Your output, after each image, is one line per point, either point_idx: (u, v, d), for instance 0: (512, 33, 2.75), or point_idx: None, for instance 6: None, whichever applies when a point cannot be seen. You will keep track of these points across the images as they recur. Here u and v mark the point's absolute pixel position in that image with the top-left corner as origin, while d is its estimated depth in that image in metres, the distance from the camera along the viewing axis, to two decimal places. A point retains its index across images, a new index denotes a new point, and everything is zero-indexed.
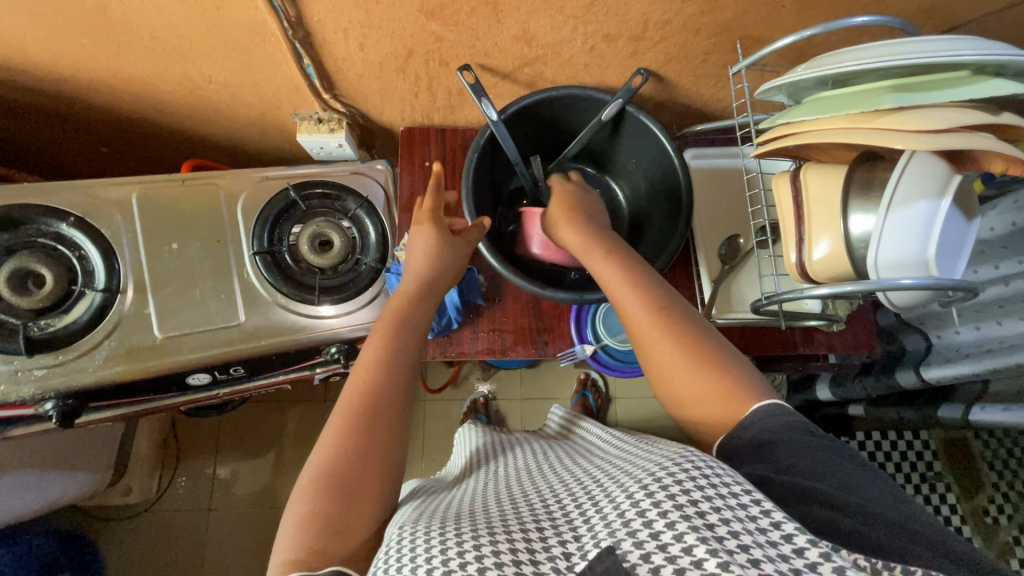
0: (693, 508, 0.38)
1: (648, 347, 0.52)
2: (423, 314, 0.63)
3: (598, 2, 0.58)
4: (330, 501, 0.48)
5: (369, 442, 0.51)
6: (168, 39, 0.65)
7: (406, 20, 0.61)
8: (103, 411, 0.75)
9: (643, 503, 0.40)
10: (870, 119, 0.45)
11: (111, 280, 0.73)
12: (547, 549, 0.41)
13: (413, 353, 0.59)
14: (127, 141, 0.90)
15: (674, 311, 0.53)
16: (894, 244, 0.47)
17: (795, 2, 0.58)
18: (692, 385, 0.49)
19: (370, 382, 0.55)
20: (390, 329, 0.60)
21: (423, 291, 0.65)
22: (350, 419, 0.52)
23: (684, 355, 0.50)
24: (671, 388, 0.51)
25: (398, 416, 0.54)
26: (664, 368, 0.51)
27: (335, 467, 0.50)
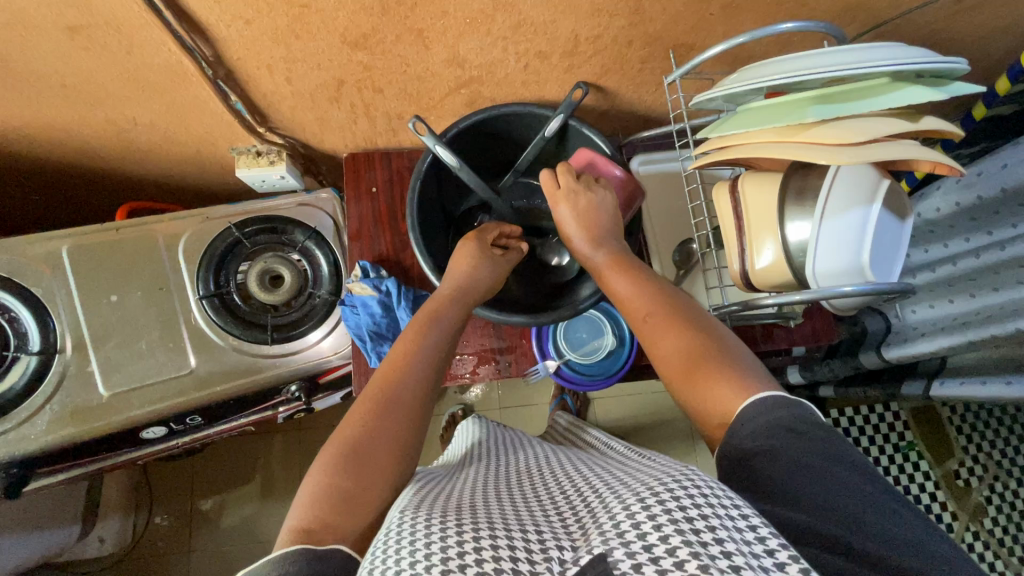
0: (687, 522, 0.35)
1: (652, 346, 0.53)
2: (454, 318, 0.63)
3: (525, 22, 0.57)
4: (346, 477, 0.47)
5: (388, 430, 0.51)
6: (81, 85, 0.61)
7: (330, 52, 0.59)
8: (59, 475, 0.72)
9: (638, 514, 0.37)
10: (796, 132, 0.45)
11: (48, 341, 0.70)
12: (545, 550, 0.38)
13: (444, 360, 0.60)
14: (55, 189, 0.85)
15: (687, 313, 0.53)
16: (829, 252, 0.47)
17: (721, 10, 0.57)
18: (697, 385, 0.48)
19: (397, 375, 0.56)
20: (422, 326, 0.61)
21: (455, 296, 0.65)
22: (375, 407, 0.53)
23: (689, 354, 0.50)
24: (678, 390, 0.50)
25: (420, 415, 0.54)
26: (669, 368, 0.51)
27: (355, 445, 0.50)
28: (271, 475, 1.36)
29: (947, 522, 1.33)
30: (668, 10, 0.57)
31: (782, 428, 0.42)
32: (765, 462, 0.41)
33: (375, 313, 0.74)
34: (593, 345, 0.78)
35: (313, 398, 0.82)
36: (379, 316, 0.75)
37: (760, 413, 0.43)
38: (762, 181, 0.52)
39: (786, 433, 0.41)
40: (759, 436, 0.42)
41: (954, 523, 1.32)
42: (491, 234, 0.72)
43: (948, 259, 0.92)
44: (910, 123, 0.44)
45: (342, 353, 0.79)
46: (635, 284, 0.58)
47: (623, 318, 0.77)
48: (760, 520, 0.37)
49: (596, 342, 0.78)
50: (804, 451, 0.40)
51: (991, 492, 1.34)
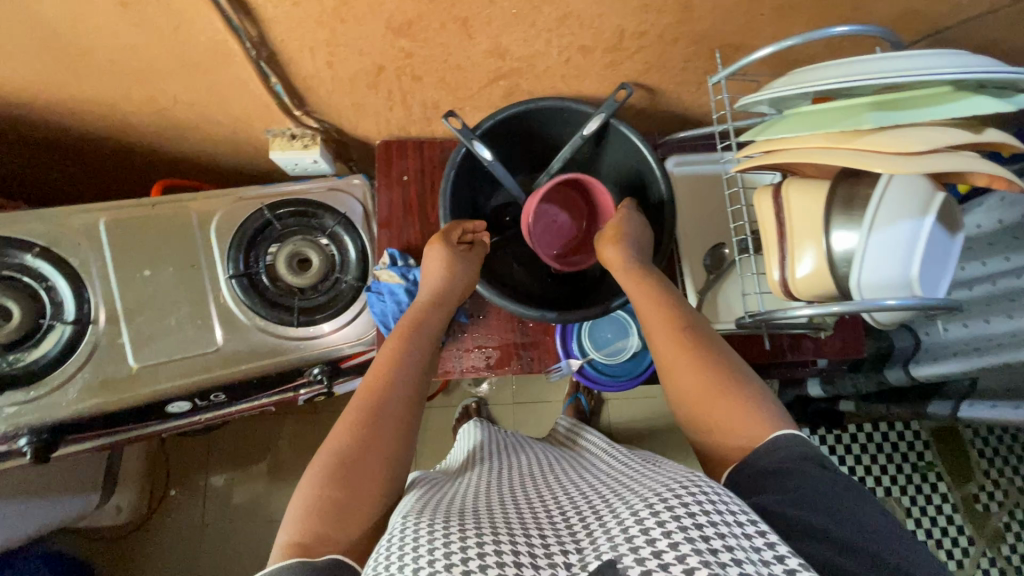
0: (696, 529, 0.35)
1: (667, 361, 0.54)
2: (432, 322, 0.64)
3: (572, 14, 0.56)
4: (336, 486, 0.47)
5: (379, 433, 0.52)
6: (127, 61, 0.62)
7: (374, 37, 0.59)
8: (87, 443, 0.74)
9: (646, 519, 0.36)
10: (851, 139, 0.44)
11: (82, 311, 0.71)
12: (548, 555, 0.37)
13: (427, 362, 0.61)
14: (93, 162, 0.87)
15: (695, 334, 0.55)
16: (876, 265, 0.46)
17: (773, 11, 0.56)
18: (716, 409, 0.50)
19: (384, 378, 0.56)
20: (405, 334, 0.62)
21: (432, 302, 0.66)
22: (363, 415, 0.53)
23: (708, 379, 0.51)
24: (693, 409, 0.51)
25: (410, 416, 0.55)
26: (685, 389, 0.52)
27: (347, 454, 0.50)
28: (284, 456, 1.38)
29: (964, 546, 1.30)
30: (718, 7, 0.55)
31: (805, 458, 0.44)
32: (789, 481, 0.43)
33: (401, 301, 0.75)
34: (617, 346, 0.77)
35: (334, 382, 0.82)
36: (404, 304, 0.75)
37: (783, 445, 0.45)
38: (807, 188, 0.51)
39: (808, 462, 0.44)
40: (785, 459, 0.44)
41: (970, 547, 1.29)
42: (457, 232, 0.69)
43: (986, 278, 0.89)
44: (970, 134, 0.43)
45: (364, 339, 0.79)
46: (653, 302, 0.58)
47: None
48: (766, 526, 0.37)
49: (620, 343, 0.78)
50: (820, 479, 0.43)
51: (1010, 519, 1.31)
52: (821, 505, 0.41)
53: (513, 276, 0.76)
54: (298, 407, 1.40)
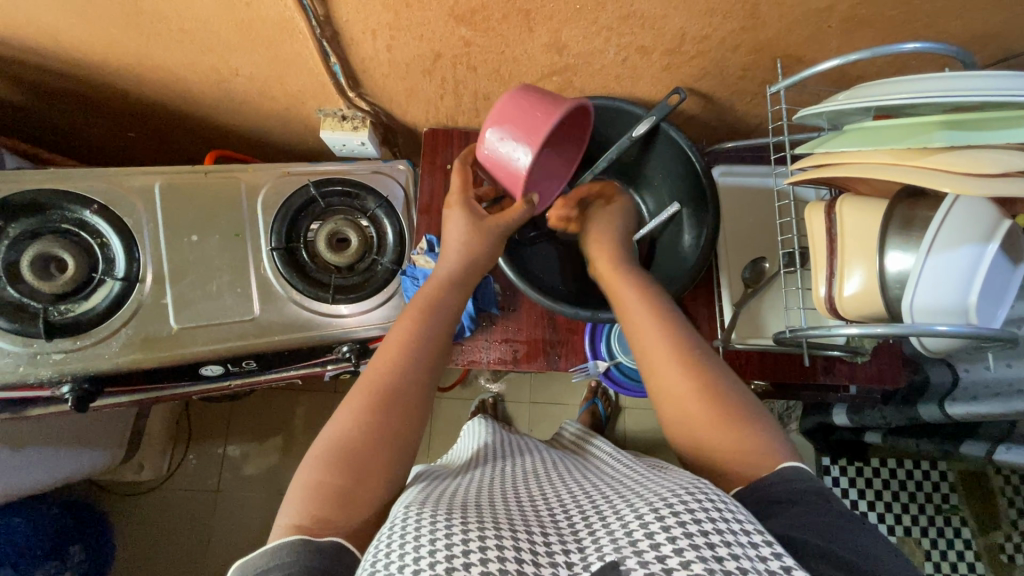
0: (702, 537, 0.35)
1: (660, 378, 0.52)
2: (451, 304, 0.62)
3: (635, 14, 0.56)
4: (336, 470, 0.46)
5: (385, 422, 0.50)
6: (196, 31, 0.64)
7: (436, 24, 0.60)
8: (122, 397, 0.76)
9: (651, 524, 0.36)
10: (918, 156, 0.43)
11: (130, 269, 0.74)
12: (550, 554, 0.37)
13: (442, 350, 0.58)
14: (153, 128, 0.90)
15: (694, 351, 0.52)
16: (931, 288, 0.44)
17: (841, 24, 0.55)
18: (716, 433, 0.47)
19: (391, 365, 0.54)
20: (421, 315, 0.59)
21: (452, 284, 0.63)
22: (370, 400, 0.51)
23: (710, 403, 0.48)
24: (692, 432, 0.48)
25: (420, 406, 0.53)
26: (683, 408, 0.49)
27: (348, 441, 0.48)
28: (302, 431, 1.40)
29: None
30: (785, 17, 0.55)
31: (809, 489, 0.42)
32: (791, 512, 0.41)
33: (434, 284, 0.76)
34: None
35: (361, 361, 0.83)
36: None
37: (790, 477, 0.43)
38: (864, 208, 0.50)
39: (812, 493, 0.42)
40: (793, 490, 0.42)
41: None
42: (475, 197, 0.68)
43: None
44: None
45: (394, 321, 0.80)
46: (647, 318, 0.56)
47: None
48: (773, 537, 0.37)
49: None
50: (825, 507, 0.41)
51: None
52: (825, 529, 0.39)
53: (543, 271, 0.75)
54: (319, 385, 1.42)
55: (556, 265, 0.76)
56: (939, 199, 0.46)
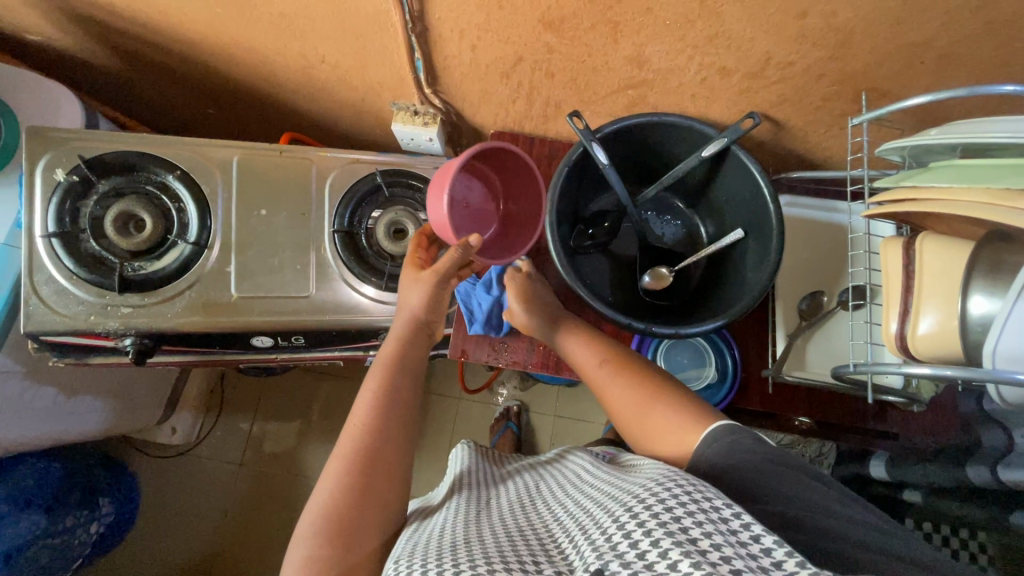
0: (676, 525, 0.36)
1: (602, 389, 0.61)
2: (410, 358, 0.65)
3: (723, 34, 0.56)
4: (326, 543, 0.49)
5: (369, 485, 0.53)
6: (295, 17, 0.68)
7: (523, 28, 0.61)
8: (179, 356, 0.80)
9: (629, 527, 0.38)
10: (1015, 198, 0.41)
11: (201, 235, 0.77)
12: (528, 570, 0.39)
13: (409, 402, 0.61)
14: (234, 105, 0.94)
15: (612, 363, 0.62)
16: (1019, 337, 0.42)
17: (936, 60, 0.54)
18: (653, 419, 0.56)
19: (359, 430, 0.56)
20: (383, 376, 0.61)
21: (410, 337, 0.67)
22: (346, 470, 0.53)
23: (654, 406, 0.56)
24: (637, 428, 0.57)
25: (396, 457, 0.56)
26: (636, 419, 0.57)
27: (332, 514, 0.50)
28: (329, 417, 1.43)
29: None
30: (878, 49, 0.54)
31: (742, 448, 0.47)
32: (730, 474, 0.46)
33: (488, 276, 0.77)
34: (691, 373, 0.76)
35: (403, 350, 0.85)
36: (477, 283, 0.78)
37: (723, 434, 0.49)
38: (946, 246, 0.49)
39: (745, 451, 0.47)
40: (727, 454, 0.47)
41: None
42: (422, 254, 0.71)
43: None
44: None
45: None
46: (577, 349, 0.65)
47: (730, 351, 0.74)
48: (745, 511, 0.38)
49: (696, 371, 0.75)
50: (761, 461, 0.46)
51: None
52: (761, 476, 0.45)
53: (593, 280, 0.75)
54: (351, 372, 1.45)
55: (610, 276, 0.76)
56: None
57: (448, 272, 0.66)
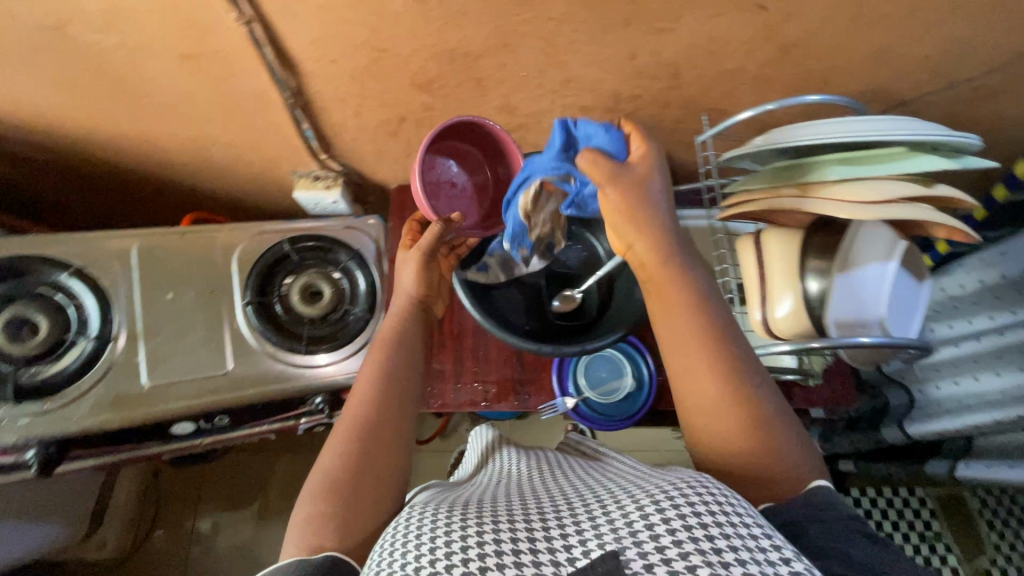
0: (701, 528, 0.35)
1: (693, 368, 0.49)
2: (408, 330, 0.67)
3: (574, 79, 0.63)
4: (325, 499, 0.50)
5: (372, 453, 0.53)
6: (178, 105, 0.70)
7: (398, 92, 0.66)
8: (87, 461, 0.75)
9: (650, 514, 0.37)
10: (819, 190, 0.50)
11: (104, 329, 0.75)
12: (550, 540, 0.38)
13: (409, 375, 0.62)
14: (132, 194, 0.94)
15: (722, 336, 0.50)
16: (843, 305, 0.52)
17: (752, 81, 0.63)
18: (741, 435, 0.46)
19: (369, 393, 0.59)
20: (383, 348, 0.63)
21: (407, 311, 0.69)
22: (352, 434, 0.55)
23: (752, 428, 0.47)
24: (720, 432, 0.47)
25: (399, 431, 0.57)
26: (718, 423, 0.47)
27: (336, 474, 0.51)
28: (278, 497, 1.36)
29: None
30: (704, 77, 0.63)
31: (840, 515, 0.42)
32: (810, 533, 0.41)
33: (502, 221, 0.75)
34: (612, 385, 0.80)
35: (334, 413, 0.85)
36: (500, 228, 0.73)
37: (816, 494, 0.43)
38: (788, 235, 0.54)
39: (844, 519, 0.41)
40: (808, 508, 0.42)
41: None
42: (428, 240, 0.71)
43: (972, 336, 0.90)
44: (926, 187, 0.48)
45: None
46: (675, 301, 0.52)
47: (643, 360, 0.79)
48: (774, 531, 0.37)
49: (616, 382, 0.80)
50: (841, 529, 0.41)
51: None
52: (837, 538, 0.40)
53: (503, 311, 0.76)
54: (295, 445, 1.39)
55: (522, 307, 0.78)
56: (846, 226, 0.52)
57: (430, 252, 0.70)
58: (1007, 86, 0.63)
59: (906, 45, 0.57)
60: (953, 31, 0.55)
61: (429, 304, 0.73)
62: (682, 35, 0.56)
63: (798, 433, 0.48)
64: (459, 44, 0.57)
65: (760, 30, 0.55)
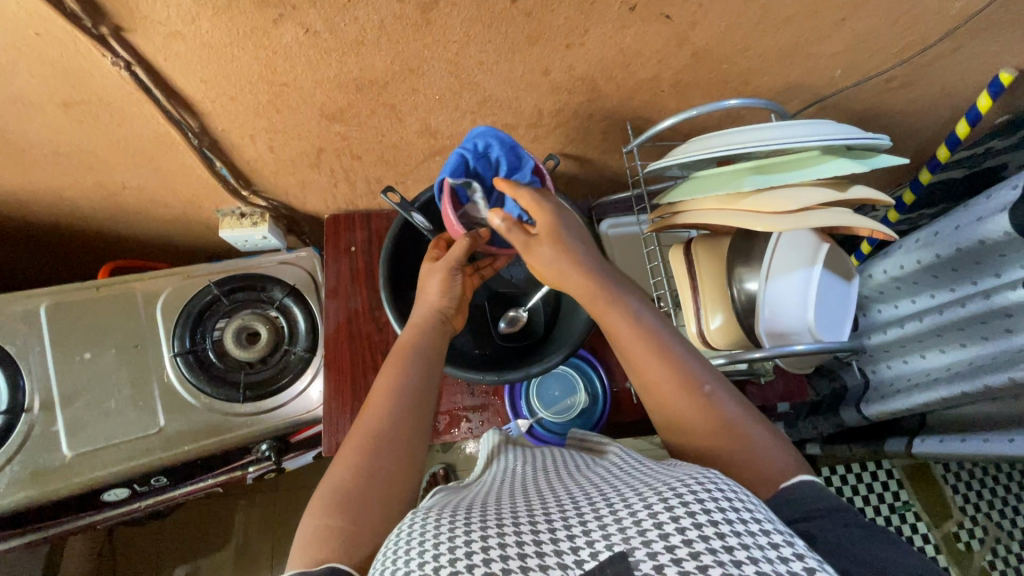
0: (712, 526, 0.33)
1: (656, 391, 0.51)
2: (426, 342, 0.61)
3: (491, 98, 0.61)
4: (334, 514, 0.45)
5: (383, 469, 0.50)
6: (73, 153, 0.65)
7: (310, 124, 0.63)
8: (14, 541, 0.71)
9: (660, 513, 0.35)
10: (737, 201, 0.50)
11: (15, 399, 0.70)
12: (557, 542, 0.35)
13: (428, 390, 0.58)
14: (43, 247, 0.87)
15: (672, 354, 0.51)
16: (779, 311, 0.53)
17: (672, 88, 0.62)
18: (711, 446, 0.47)
19: (386, 407, 0.55)
20: (400, 360, 0.59)
21: (428, 322, 0.63)
22: (362, 451, 0.51)
23: (723, 435, 0.47)
24: (692, 447, 0.48)
25: (412, 443, 0.53)
26: (688, 439, 0.48)
27: (346, 489, 0.48)
28: (245, 541, 1.30)
29: None
30: (622, 87, 0.61)
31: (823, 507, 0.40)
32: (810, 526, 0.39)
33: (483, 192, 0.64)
34: (565, 403, 0.79)
35: (284, 458, 0.82)
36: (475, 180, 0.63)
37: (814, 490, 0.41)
38: (710, 245, 0.58)
39: (826, 510, 0.40)
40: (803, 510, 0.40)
41: None
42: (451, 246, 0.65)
43: (917, 314, 0.92)
44: (838, 192, 0.48)
45: (315, 411, 0.79)
46: (624, 329, 0.53)
47: (596, 374, 0.78)
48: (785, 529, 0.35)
49: (569, 399, 0.79)
50: (841, 516, 0.39)
51: (994, 557, 1.28)
52: (833, 542, 0.38)
53: None
54: (259, 486, 1.33)
55: (469, 330, 0.75)
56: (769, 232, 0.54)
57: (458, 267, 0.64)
58: (918, 75, 0.64)
59: (815, 44, 0.57)
60: (858, 27, 0.55)
61: (457, 325, 0.67)
62: (592, 49, 0.55)
63: (772, 432, 0.48)
64: (362, 72, 0.55)
65: (670, 38, 0.54)
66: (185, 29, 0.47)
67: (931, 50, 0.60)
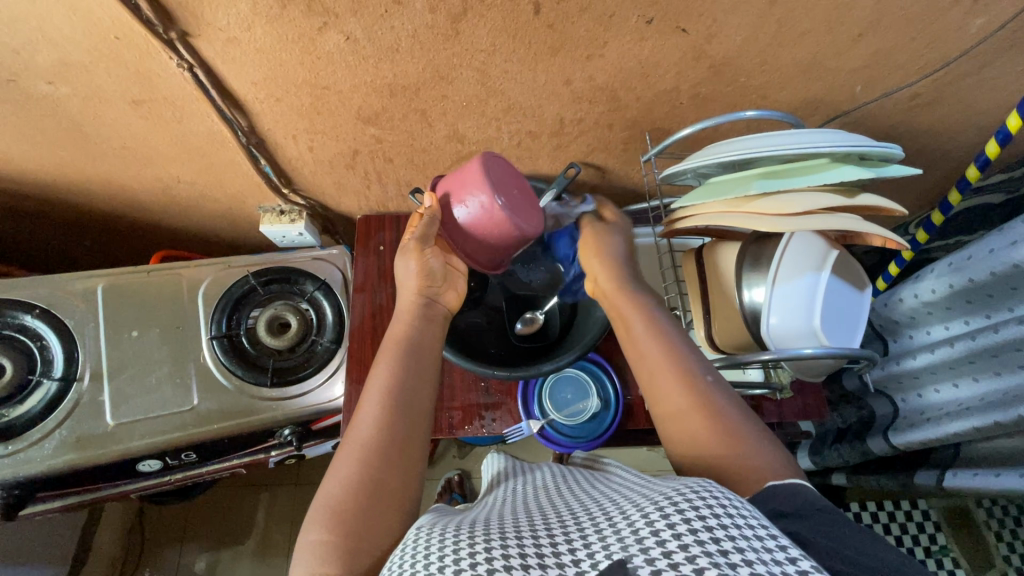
0: (708, 532, 0.34)
1: (655, 383, 0.54)
2: (418, 337, 0.60)
3: (515, 106, 0.65)
4: (336, 527, 0.45)
5: (383, 474, 0.49)
6: (137, 148, 0.72)
7: (348, 126, 0.68)
8: (54, 503, 0.77)
9: (656, 521, 0.35)
10: (742, 205, 0.52)
11: (68, 369, 0.76)
12: (558, 557, 0.36)
13: (423, 379, 0.57)
14: (104, 234, 0.96)
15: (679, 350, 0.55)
16: (785, 318, 0.55)
17: (690, 100, 0.64)
18: (697, 427, 0.49)
19: (380, 407, 0.53)
20: (394, 351, 0.58)
21: (417, 315, 0.62)
22: (364, 453, 0.50)
23: (704, 413, 0.49)
24: (681, 431, 0.50)
25: (410, 443, 0.52)
26: (681, 422, 0.50)
27: (348, 498, 0.47)
28: (264, 532, 1.34)
29: None
30: (640, 99, 0.64)
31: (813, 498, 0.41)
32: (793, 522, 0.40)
33: None
34: (577, 407, 0.79)
35: (304, 444, 0.85)
36: None
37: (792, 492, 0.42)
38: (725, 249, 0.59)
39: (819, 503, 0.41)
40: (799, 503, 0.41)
41: None
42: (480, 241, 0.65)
43: (948, 340, 0.89)
44: (844, 199, 0.49)
45: (336, 400, 0.83)
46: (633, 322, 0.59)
47: (608, 379, 0.79)
48: (781, 536, 0.36)
49: (581, 404, 0.79)
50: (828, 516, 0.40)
51: None
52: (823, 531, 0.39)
53: (467, 333, 0.75)
54: (283, 476, 1.38)
55: (487, 329, 0.77)
56: (778, 239, 0.55)
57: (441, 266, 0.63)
58: (942, 93, 0.64)
59: (833, 59, 0.58)
60: (877, 44, 0.56)
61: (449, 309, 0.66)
62: (612, 61, 0.58)
63: (766, 436, 0.49)
64: (396, 78, 0.59)
65: (687, 51, 0.57)
66: (241, 35, 0.52)
67: (952, 67, 0.60)
